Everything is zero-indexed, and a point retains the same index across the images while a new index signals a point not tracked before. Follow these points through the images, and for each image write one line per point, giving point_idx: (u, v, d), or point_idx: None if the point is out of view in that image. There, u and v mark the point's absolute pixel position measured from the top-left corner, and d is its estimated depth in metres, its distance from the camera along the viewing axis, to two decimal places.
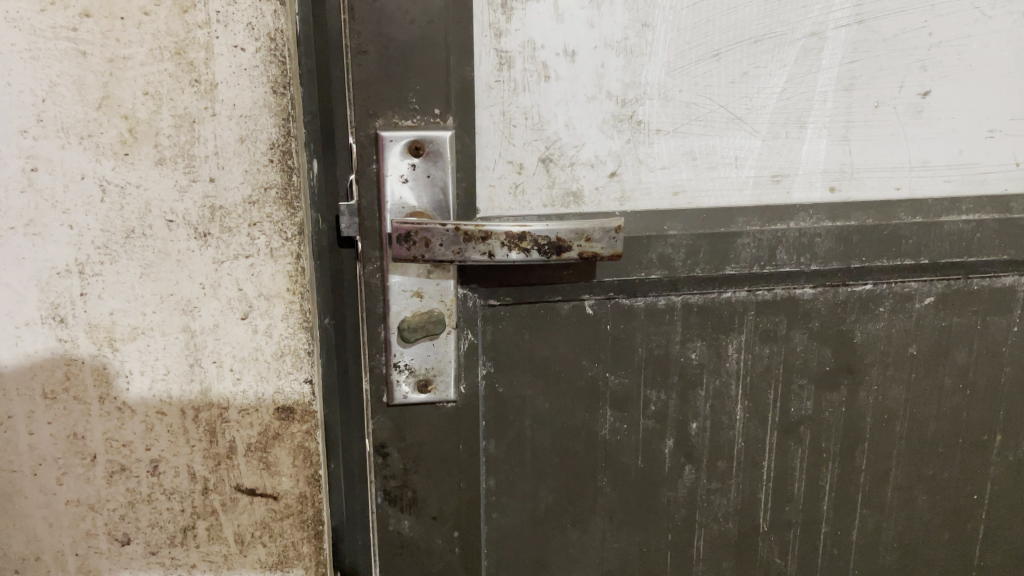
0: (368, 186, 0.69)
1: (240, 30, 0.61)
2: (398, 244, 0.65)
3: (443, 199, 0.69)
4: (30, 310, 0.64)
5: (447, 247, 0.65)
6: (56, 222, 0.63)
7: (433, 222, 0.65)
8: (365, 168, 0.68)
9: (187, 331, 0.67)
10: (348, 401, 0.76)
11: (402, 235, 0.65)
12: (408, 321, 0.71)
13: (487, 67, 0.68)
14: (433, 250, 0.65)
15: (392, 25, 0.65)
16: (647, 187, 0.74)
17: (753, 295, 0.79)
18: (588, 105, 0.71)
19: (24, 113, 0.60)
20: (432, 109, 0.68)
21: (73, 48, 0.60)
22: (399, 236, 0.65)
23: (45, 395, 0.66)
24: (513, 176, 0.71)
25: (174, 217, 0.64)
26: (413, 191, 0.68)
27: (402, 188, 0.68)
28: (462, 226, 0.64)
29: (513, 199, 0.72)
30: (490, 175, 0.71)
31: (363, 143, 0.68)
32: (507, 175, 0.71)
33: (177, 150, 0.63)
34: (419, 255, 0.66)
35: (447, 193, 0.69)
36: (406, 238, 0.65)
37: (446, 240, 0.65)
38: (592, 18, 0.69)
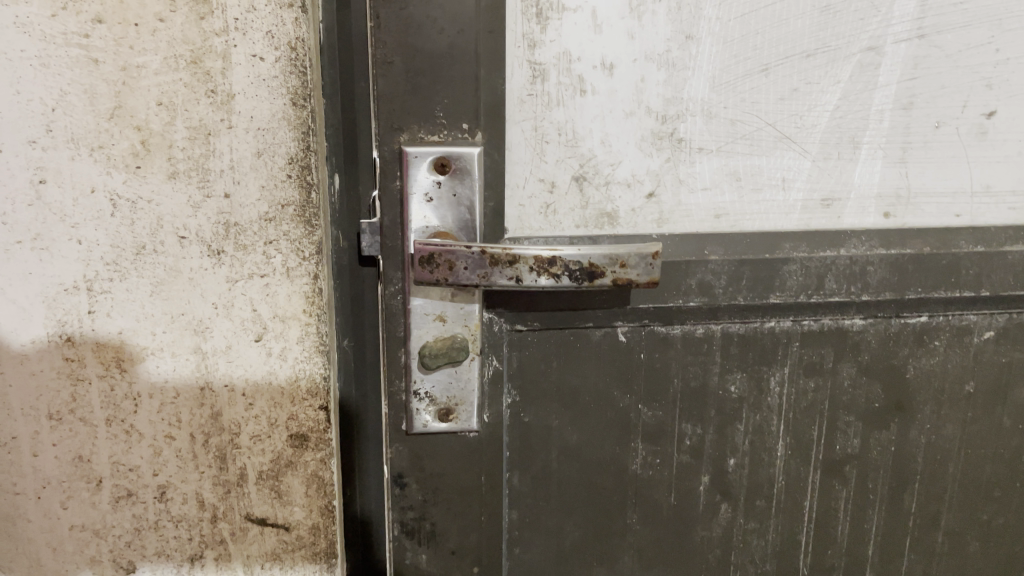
0: (391, 205, 0.65)
1: (259, 39, 0.58)
2: (421, 267, 0.61)
3: (469, 219, 0.65)
4: (36, 328, 0.62)
5: (472, 271, 0.61)
6: (65, 237, 0.60)
7: (457, 244, 0.61)
8: (388, 185, 0.64)
9: (198, 353, 0.64)
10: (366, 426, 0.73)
11: (425, 257, 0.61)
12: (430, 346, 0.67)
13: (519, 80, 0.64)
14: (457, 274, 0.61)
15: (420, 34, 0.61)
16: (688, 209, 0.70)
17: (799, 325, 0.74)
18: (625, 121, 0.66)
19: (33, 123, 0.58)
20: (460, 124, 0.63)
21: (84, 56, 0.57)
22: (422, 258, 0.61)
23: (50, 416, 0.64)
24: (545, 195, 0.67)
25: (186, 233, 0.61)
26: (438, 211, 0.64)
27: (426, 207, 0.64)
28: (489, 249, 0.60)
29: (544, 219, 0.68)
30: (520, 194, 0.67)
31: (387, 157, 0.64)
32: (538, 195, 0.67)
33: (191, 164, 0.60)
34: (443, 279, 0.61)
35: (474, 213, 0.65)
36: (429, 260, 0.61)
37: (471, 264, 0.61)
38: (632, 29, 0.64)
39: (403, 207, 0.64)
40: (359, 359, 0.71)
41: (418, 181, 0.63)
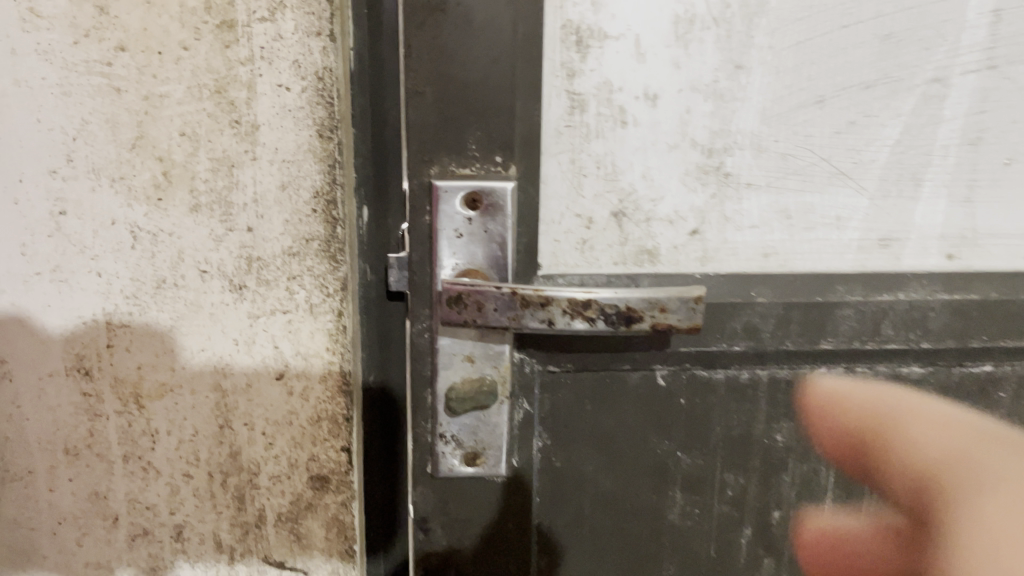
0: (420, 240, 0.61)
1: (286, 68, 0.56)
2: (449, 307, 0.58)
3: (501, 257, 0.60)
4: (54, 361, 0.60)
5: (502, 312, 0.57)
6: (84, 269, 0.58)
7: (487, 283, 0.58)
8: (417, 221, 0.61)
9: (218, 390, 0.62)
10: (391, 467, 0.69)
11: (453, 297, 0.58)
12: (457, 387, 0.64)
13: (557, 111, 0.61)
14: (486, 315, 0.58)
15: (453, 62, 0.57)
16: (734, 247, 0.66)
17: (852, 372, 0.69)
18: (668, 154, 0.63)
19: (54, 152, 0.56)
20: (494, 157, 0.60)
21: (107, 85, 0.55)
22: (450, 298, 0.58)
23: (67, 451, 0.62)
24: (582, 231, 0.64)
25: (207, 267, 0.59)
26: (468, 248, 0.60)
27: (456, 244, 0.60)
28: (520, 290, 0.57)
29: (581, 256, 0.65)
30: (556, 229, 0.64)
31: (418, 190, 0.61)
32: (575, 230, 0.64)
33: (214, 196, 0.58)
34: (471, 320, 0.58)
35: (506, 249, 0.60)
36: (457, 301, 0.58)
37: (501, 305, 0.57)
38: (678, 57, 0.61)
39: (432, 243, 0.61)
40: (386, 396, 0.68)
41: (447, 216, 0.60)
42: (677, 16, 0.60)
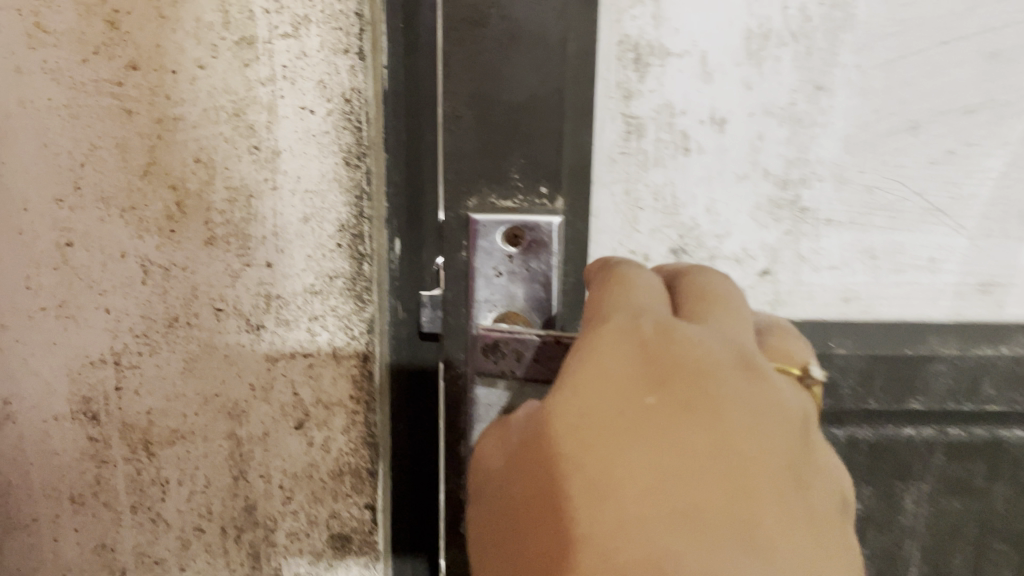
0: (454, 279, 0.54)
1: (310, 89, 0.50)
2: (484, 355, 0.52)
3: (545, 299, 0.53)
4: (60, 403, 0.56)
5: (543, 363, 0.51)
6: (92, 305, 0.54)
7: (528, 331, 0.51)
8: (454, 257, 0.54)
9: (232, 439, 0.56)
10: (422, 521, 0.63)
11: (489, 344, 0.52)
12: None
13: (611, 137, 0.54)
14: (527, 366, 0.51)
15: (492, 83, 0.49)
16: (810, 289, 0.58)
17: (943, 435, 0.61)
18: (736, 185, 0.55)
19: (61, 179, 0.52)
20: (539, 188, 0.52)
21: (117, 106, 0.51)
22: (485, 345, 0.52)
23: (73, 499, 0.58)
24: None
25: (223, 305, 0.54)
26: (508, 288, 0.53)
27: (496, 284, 0.53)
28: (563, 339, 0.50)
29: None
30: None
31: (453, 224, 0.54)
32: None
33: (230, 229, 0.53)
34: (509, 370, 0.52)
35: (550, 290, 0.53)
36: (493, 348, 0.52)
37: (544, 356, 0.51)
38: (750, 77, 0.52)
39: (467, 283, 0.53)
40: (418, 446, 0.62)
41: (484, 254, 0.53)
42: (749, 30, 0.51)
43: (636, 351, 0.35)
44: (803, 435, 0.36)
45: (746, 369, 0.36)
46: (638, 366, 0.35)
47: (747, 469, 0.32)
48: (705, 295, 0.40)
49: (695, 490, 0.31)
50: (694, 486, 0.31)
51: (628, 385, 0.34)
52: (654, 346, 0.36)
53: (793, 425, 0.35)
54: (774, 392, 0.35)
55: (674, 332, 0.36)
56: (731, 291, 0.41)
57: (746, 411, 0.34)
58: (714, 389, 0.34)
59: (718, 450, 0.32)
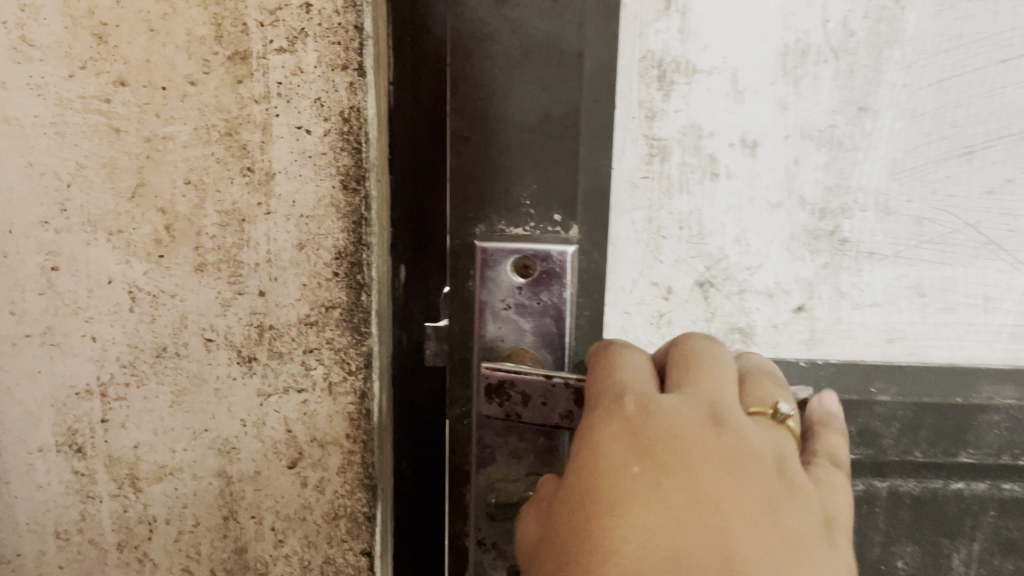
0: (459, 310, 0.48)
1: (306, 107, 0.47)
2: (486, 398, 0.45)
3: (557, 336, 0.46)
4: (44, 434, 0.53)
5: (553, 407, 0.44)
6: (78, 332, 0.51)
7: (535, 371, 0.44)
8: (458, 288, 0.48)
9: (222, 477, 0.53)
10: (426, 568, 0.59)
11: (492, 386, 0.45)
12: (508, 484, 0.49)
13: (631, 160, 0.48)
14: (535, 411, 0.44)
15: (503, 96, 0.44)
16: (850, 328, 0.51)
17: (996, 490, 0.55)
18: (769, 214, 0.49)
19: (46, 200, 0.49)
20: (551, 215, 0.46)
21: (104, 124, 0.48)
22: (487, 387, 0.45)
23: (57, 535, 0.55)
24: (658, 302, 0.51)
25: (213, 335, 0.51)
26: (516, 324, 0.46)
27: (503, 320, 0.47)
28: (575, 381, 0.43)
29: (657, 334, 0.51)
30: (625, 300, 0.51)
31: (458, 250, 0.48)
32: (650, 301, 0.51)
33: (221, 255, 0.49)
34: (514, 415, 0.45)
35: (563, 326, 0.46)
36: (497, 390, 0.45)
37: (554, 400, 0.44)
38: (785, 96, 0.46)
39: (473, 315, 0.47)
40: (422, 486, 0.58)
41: (491, 283, 0.46)
42: (785, 45, 0.45)
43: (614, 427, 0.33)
44: (799, 497, 0.33)
45: (725, 429, 0.33)
46: (615, 443, 0.33)
47: (738, 543, 0.29)
48: (688, 356, 0.37)
49: (686, 568, 0.28)
50: (684, 563, 0.29)
51: (606, 464, 0.32)
52: (632, 419, 0.34)
53: (774, 476, 0.33)
54: (754, 455, 0.33)
55: (651, 406, 0.34)
56: (705, 347, 0.38)
57: (730, 478, 0.31)
58: (695, 459, 0.32)
59: (703, 523, 0.30)
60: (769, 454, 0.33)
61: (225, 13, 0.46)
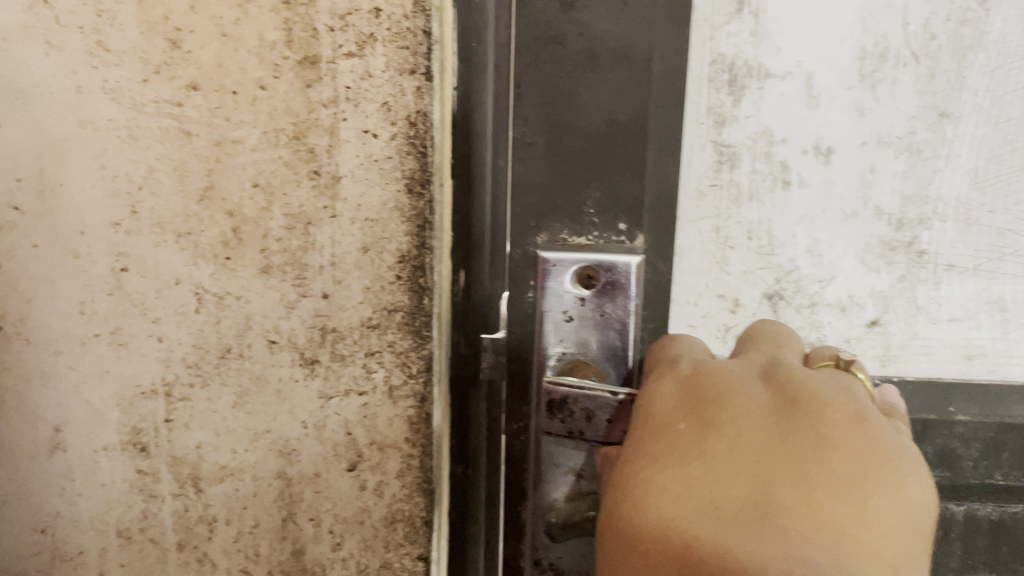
0: (518, 322, 0.47)
1: (373, 112, 0.47)
2: (549, 412, 0.45)
3: (619, 348, 0.45)
4: (109, 434, 0.53)
5: (617, 424, 0.44)
6: (145, 333, 0.52)
7: (599, 387, 0.44)
8: (519, 298, 0.46)
9: (283, 478, 0.53)
10: None
11: (555, 401, 0.45)
12: (557, 505, 0.48)
13: (700, 167, 0.46)
14: (597, 427, 0.44)
15: (570, 99, 0.42)
16: (927, 344, 0.49)
17: None
18: (844, 224, 0.47)
19: (118, 203, 0.50)
20: (616, 224, 0.44)
21: (176, 127, 0.48)
22: (551, 402, 0.45)
23: (120, 534, 0.55)
24: (724, 316, 0.49)
25: (277, 337, 0.51)
26: (579, 337, 0.46)
27: (565, 330, 0.46)
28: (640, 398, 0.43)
29: (724, 347, 0.49)
30: (690, 312, 0.49)
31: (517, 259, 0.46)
32: (716, 314, 0.49)
33: (287, 257, 0.50)
34: (577, 430, 0.45)
35: (627, 337, 0.45)
36: (560, 405, 0.45)
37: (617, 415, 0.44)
38: (862, 100, 0.44)
39: (534, 327, 0.46)
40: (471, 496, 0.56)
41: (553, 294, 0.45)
42: (863, 48, 0.43)
43: (668, 385, 0.37)
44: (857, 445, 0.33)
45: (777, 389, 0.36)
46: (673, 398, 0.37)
47: (776, 472, 0.32)
48: (753, 334, 0.41)
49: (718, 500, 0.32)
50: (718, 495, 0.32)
51: (661, 417, 0.36)
52: (686, 381, 0.37)
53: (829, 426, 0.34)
54: (807, 407, 0.35)
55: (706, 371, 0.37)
56: (773, 326, 0.42)
57: (775, 423, 0.34)
58: (738, 413, 0.34)
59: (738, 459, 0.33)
60: (829, 409, 0.35)
61: (297, 18, 0.46)
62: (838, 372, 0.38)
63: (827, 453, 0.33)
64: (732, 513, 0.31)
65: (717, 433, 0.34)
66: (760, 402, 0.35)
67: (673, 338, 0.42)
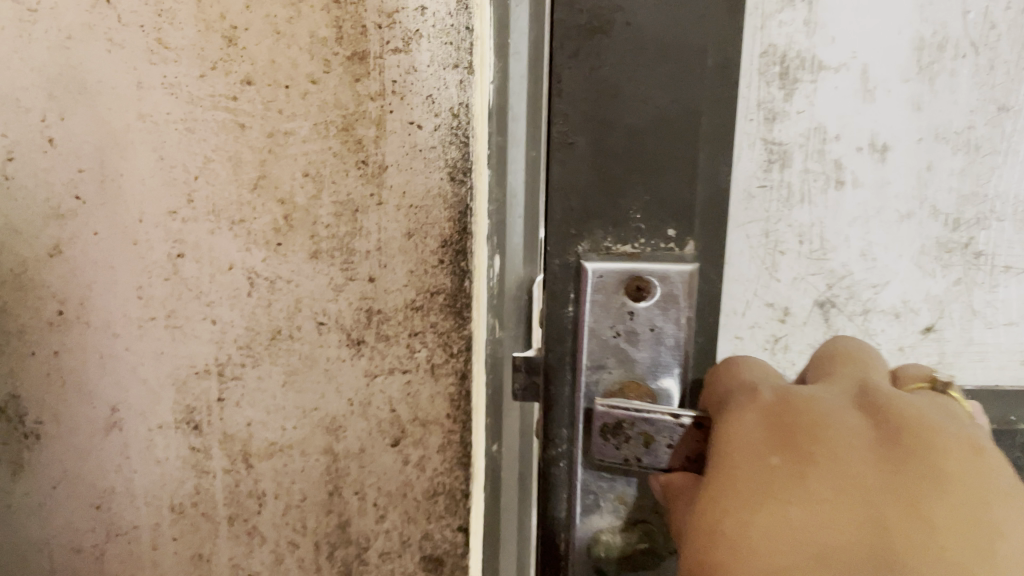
0: (558, 335, 0.45)
1: (418, 104, 0.50)
2: (601, 437, 0.42)
3: (670, 364, 0.43)
4: (164, 412, 0.56)
5: (677, 453, 0.41)
6: (199, 315, 0.55)
7: (659, 411, 0.41)
8: (559, 311, 0.44)
9: (329, 454, 0.56)
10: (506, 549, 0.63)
11: (609, 426, 0.42)
12: (614, 535, 0.46)
13: (748, 167, 0.44)
14: (655, 456, 0.41)
15: (623, 105, 0.40)
16: (982, 349, 0.46)
17: None
18: (899, 226, 0.44)
19: (175, 192, 0.53)
20: (663, 230, 0.42)
21: (231, 120, 0.51)
22: (604, 426, 0.42)
23: (173, 508, 0.58)
24: (774, 326, 0.46)
25: (325, 319, 0.54)
26: (626, 355, 0.44)
27: (611, 346, 0.44)
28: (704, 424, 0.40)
29: (771, 359, 0.46)
30: (737, 322, 0.46)
31: (556, 269, 0.44)
32: (764, 325, 0.46)
33: (335, 242, 0.53)
34: (632, 458, 0.42)
35: (680, 353, 0.43)
36: (614, 430, 0.42)
37: (677, 442, 0.41)
38: (919, 95, 0.42)
39: (575, 342, 0.44)
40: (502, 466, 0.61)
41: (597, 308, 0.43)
42: (921, 38, 0.41)
43: (752, 414, 0.35)
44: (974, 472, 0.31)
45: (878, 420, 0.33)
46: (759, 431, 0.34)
47: (888, 504, 0.30)
48: (834, 355, 0.40)
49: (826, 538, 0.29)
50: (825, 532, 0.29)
51: (747, 450, 0.33)
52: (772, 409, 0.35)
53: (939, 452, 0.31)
54: (913, 432, 0.32)
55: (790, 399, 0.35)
56: (852, 345, 0.40)
57: (878, 449, 0.32)
58: (838, 445, 0.32)
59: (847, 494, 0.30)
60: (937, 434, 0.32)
61: (346, 15, 0.49)
62: (932, 398, 0.35)
63: (945, 491, 0.30)
64: (845, 554, 0.28)
65: (815, 467, 0.31)
66: (860, 434, 0.33)
67: (743, 363, 0.41)
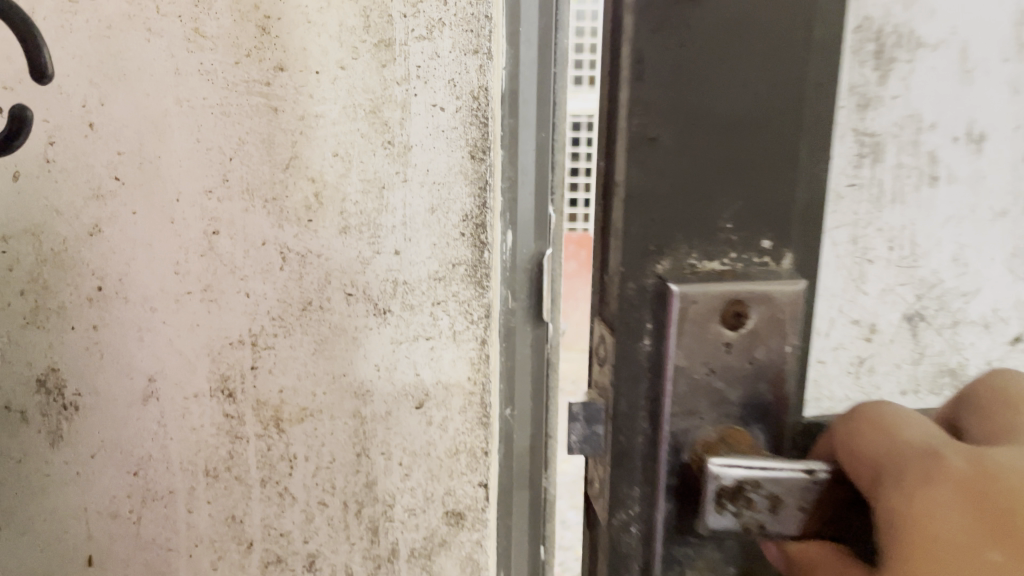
0: (630, 375, 0.39)
1: (441, 87, 0.54)
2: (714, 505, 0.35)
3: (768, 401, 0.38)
4: (199, 381, 0.60)
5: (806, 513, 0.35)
6: (234, 289, 0.58)
7: (787, 466, 0.35)
8: (635, 345, 0.39)
9: (358, 417, 0.60)
10: None
11: (727, 493, 0.35)
12: None
13: (845, 165, 0.39)
14: (784, 520, 0.35)
15: (712, 106, 0.36)
16: None
17: None
18: (994, 228, 0.40)
19: (210, 172, 0.56)
20: (755, 239, 0.38)
21: (264, 104, 0.55)
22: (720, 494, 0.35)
23: (207, 472, 0.62)
24: (860, 346, 0.42)
25: (353, 290, 0.58)
26: (721, 397, 0.38)
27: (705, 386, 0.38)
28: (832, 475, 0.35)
29: (854, 382, 0.42)
30: (821, 343, 0.41)
31: (631, 294, 0.39)
32: (849, 345, 0.42)
33: (363, 219, 0.57)
34: (752, 527, 0.35)
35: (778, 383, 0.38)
36: (732, 497, 0.35)
37: (803, 502, 0.35)
38: (1018, 77, 0.39)
39: (662, 383, 0.38)
40: None
41: (681, 343, 0.37)
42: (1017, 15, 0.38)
43: (936, 486, 0.30)
44: None
45: None
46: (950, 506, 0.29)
47: None
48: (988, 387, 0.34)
49: None
50: None
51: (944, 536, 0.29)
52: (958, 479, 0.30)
53: None
54: None
55: (978, 460, 0.30)
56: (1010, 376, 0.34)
57: None
58: None
59: None
60: None
61: (373, 6, 0.53)
62: None
63: None
64: None
65: None
66: None
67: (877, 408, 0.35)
